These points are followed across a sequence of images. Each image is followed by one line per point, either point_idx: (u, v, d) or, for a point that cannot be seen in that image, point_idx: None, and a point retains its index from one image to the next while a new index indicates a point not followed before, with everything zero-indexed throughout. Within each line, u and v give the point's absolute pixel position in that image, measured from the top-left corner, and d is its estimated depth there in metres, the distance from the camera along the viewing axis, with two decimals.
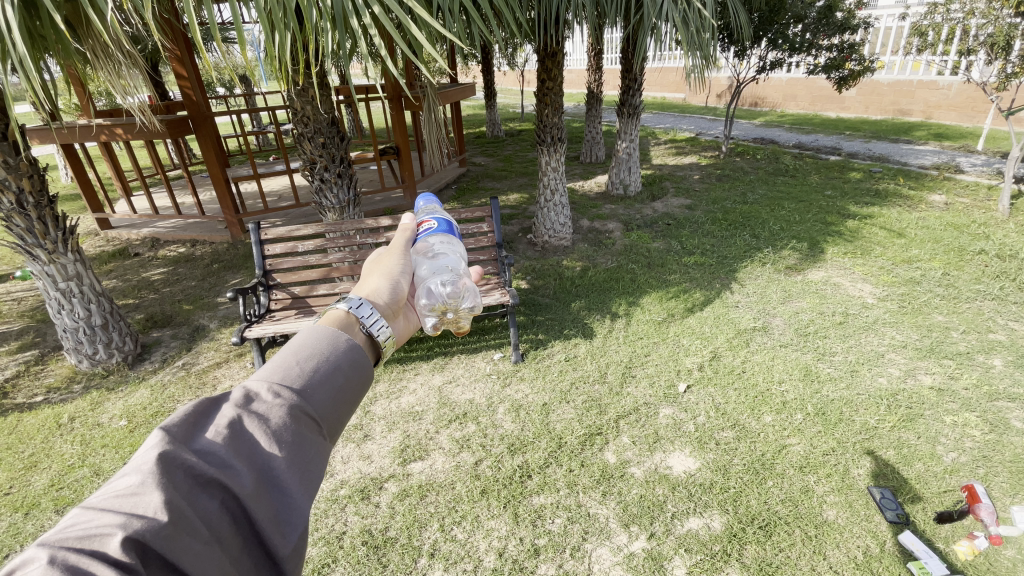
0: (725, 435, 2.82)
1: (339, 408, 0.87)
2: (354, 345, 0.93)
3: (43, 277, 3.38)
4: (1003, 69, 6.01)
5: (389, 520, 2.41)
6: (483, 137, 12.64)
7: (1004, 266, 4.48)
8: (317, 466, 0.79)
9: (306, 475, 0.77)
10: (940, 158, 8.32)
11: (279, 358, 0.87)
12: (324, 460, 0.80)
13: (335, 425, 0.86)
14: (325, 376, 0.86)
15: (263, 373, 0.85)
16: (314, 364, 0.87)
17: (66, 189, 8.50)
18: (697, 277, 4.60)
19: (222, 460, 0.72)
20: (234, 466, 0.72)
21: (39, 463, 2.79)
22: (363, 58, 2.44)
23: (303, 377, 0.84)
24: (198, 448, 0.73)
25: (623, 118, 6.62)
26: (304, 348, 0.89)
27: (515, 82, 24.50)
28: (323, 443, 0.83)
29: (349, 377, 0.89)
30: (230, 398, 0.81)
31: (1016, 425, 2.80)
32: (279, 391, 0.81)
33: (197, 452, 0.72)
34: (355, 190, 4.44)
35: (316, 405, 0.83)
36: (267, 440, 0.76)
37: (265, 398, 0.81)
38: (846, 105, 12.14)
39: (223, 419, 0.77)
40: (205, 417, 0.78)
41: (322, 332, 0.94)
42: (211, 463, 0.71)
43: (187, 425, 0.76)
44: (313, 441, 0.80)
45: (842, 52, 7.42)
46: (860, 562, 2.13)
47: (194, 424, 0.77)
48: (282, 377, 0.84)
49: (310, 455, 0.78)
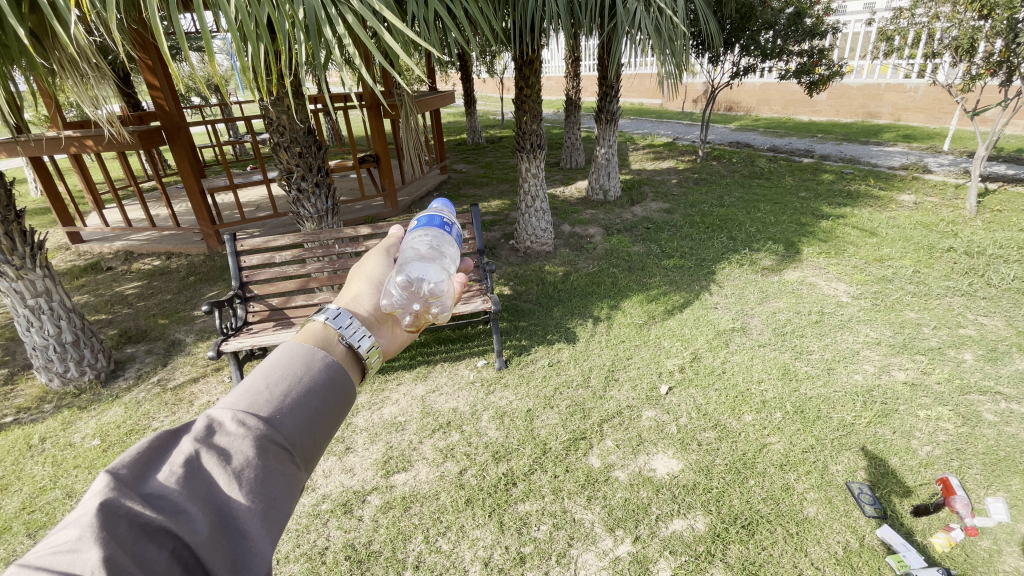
0: (706, 436, 2.85)
1: (311, 434, 0.85)
2: (329, 364, 0.93)
3: (10, 294, 3.28)
4: (968, 71, 6.18)
5: (373, 534, 2.38)
6: (463, 144, 12.65)
7: (972, 263, 4.62)
8: (283, 503, 0.77)
9: (270, 513, 0.76)
10: (909, 159, 8.55)
11: (247, 383, 0.85)
12: (291, 492, 0.79)
13: (307, 451, 0.85)
14: (295, 402, 0.85)
15: (229, 401, 0.83)
16: (284, 389, 0.86)
17: (36, 203, 8.28)
18: (676, 279, 4.65)
19: (174, 505, 0.70)
20: (188, 510, 0.70)
21: (7, 486, 2.69)
22: (338, 67, 2.41)
23: (272, 403, 0.83)
24: (149, 492, 0.70)
25: (601, 124, 6.69)
26: (274, 370, 0.88)
27: (494, 90, 24.64)
28: (294, 472, 0.82)
29: (323, 401, 0.88)
30: (191, 430, 0.79)
31: (989, 418, 2.88)
32: (244, 420, 0.80)
33: (148, 497, 0.70)
34: (333, 199, 4.40)
35: (285, 433, 0.82)
36: (227, 478, 0.74)
37: (229, 429, 0.80)
38: (818, 108, 12.46)
39: (180, 457, 0.75)
40: (160, 456, 0.76)
41: (296, 353, 0.93)
42: (162, 509, 0.69)
43: (142, 465, 0.74)
44: (281, 474, 0.79)
45: (812, 57, 7.61)
46: (840, 558, 2.16)
47: (149, 463, 0.75)
48: (249, 405, 0.82)
49: (275, 492, 0.76)
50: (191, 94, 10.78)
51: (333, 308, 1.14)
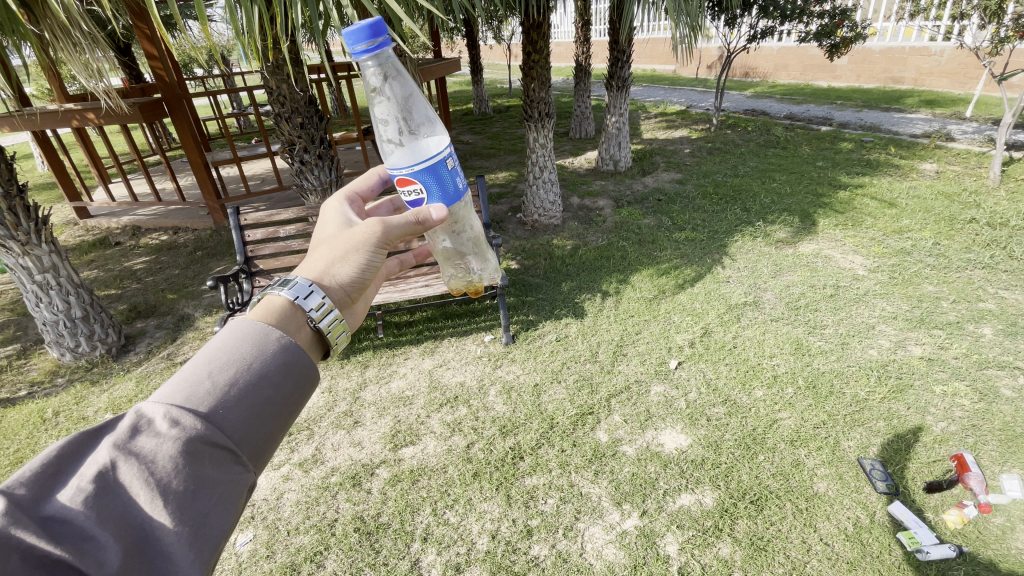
0: (716, 411, 2.82)
1: (256, 429, 0.83)
2: (283, 347, 0.90)
3: (18, 270, 3.29)
4: (997, 33, 5.86)
5: (381, 506, 2.40)
6: (470, 113, 12.39)
7: (995, 234, 4.47)
8: (218, 514, 0.74)
9: (201, 528, 0.72)
10: (931, 125, 8.24)
11: (186, 372, 0.82)
12: (228, 497, 0.76)
13: (252, 448, 0.83)
14: (241, 392, 0.82)
15: (162, 396, 0.79)
16: (228, 377, 0.82)
17: (45, 178, 8.33)
18: (688, 252, 4.57)
19: (81, 530, 0.66)
20: (97, 536, 0.66)
21: (23, 459, 2.75)
22: (338, 30, 2.27)
23: (214, 397, 0.80)
24: (53, 514, 0.66)
25: (612, 91, 6.46)
26: (219, 356, 0.85)
27: (502, 57, 23.99)
28: (238, 471, 0.79)
29: (277, 389, 0.86)
30: (114, 432, 0.75)
31: (1006, 394, 2.81)
32: (176, 420, 0.76)
33: (49, 522, 0.65)
34: (337, 171, 4.33)
35: (227, 430, 0.79)
36: (149, 491, 0.70)
37: (158, 429, 0.76)
38: (837, 73, 12.02)
39: (94, 469, 0.71)
40: (76, 464, 0.72)
41: (246, 332, 0.89)
42: (65, 536, 0.65)
43: (48, 478, 0.69)
44: (217, 478, 0.75)
45: (834, 18, 7.25)
46: (850, 533, 2.14)
47: (58, 475, 0.71)
48: (186, 400, 0.78)
49: (208, 502, 0.73)
50: (193, 64, 10.62)
51: (302, 284, 1.08)
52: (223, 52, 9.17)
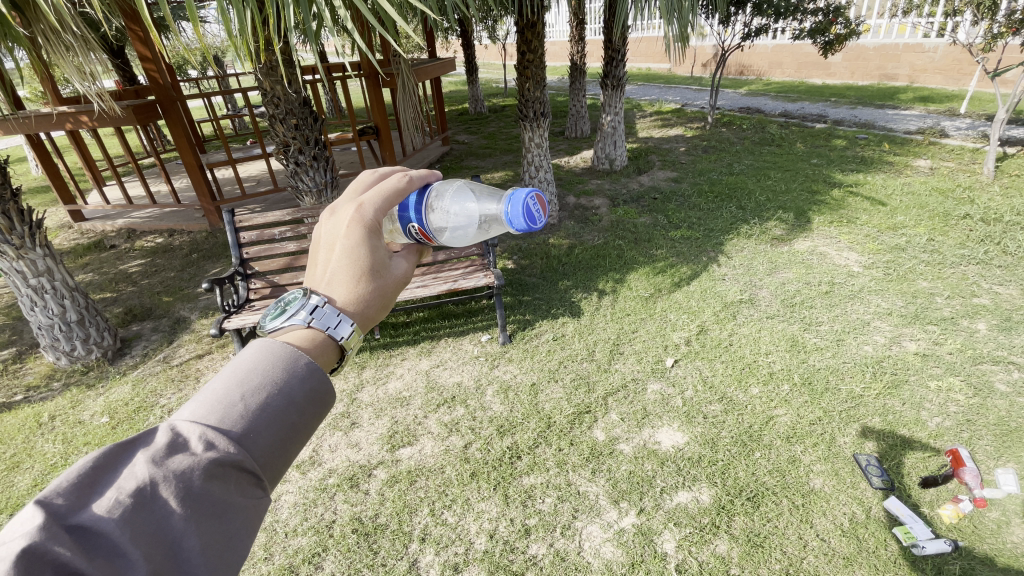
0: (712, 408, 2.83)
1: (282, 452, 0.80)
2: (313, 372, 0.86)
3: (12, 274, 3.27)
4: (989, 30, 5.88)
5: (378, 507, 2.40)
6: (466, 114, 12.39)
7: (989, 230, 4.49)
8: (243, 541, 0.71)
9: (225, 553, 0.69)
10: (925, 122, 8.28)
11: (219, 390, 0.78)
12: (252, 524, 0.73)
13: (276, 472, 0.80)
14: (274, 415, 0.78)
15: (196, 412, 0.76)
16: (261, 399, 0.78)
17: (39, 182, 8.32)
18: (684, 251, 4.58)
19: (113, 546, 0.62)
20: (127, 555, 0.62)
21: (19, 463, 2.75)
22: (332, 31, 2.26)
23: (246, 418, 0.76)
24: (84, 529, 0.63)
25: (607, 90, 6.46)
26: (252, 375, 0.81)
27: (498, 57, 23.97)
28: (261, 497, 0.76)
29: (303, 414, 0.82)
30: (147, 446, 0.72)
31: (1001, 388, 2.83)
32: (211, 441, 0.73)
33: (80, 536, 0.62)
34: (332, 172, 4.33)
35: (256, 456, 0.76)
36: (179, 512, 0.67)
37: (191, 449, 0.72)
38: (832, 71, 12.06)
39: (128, 485, 0.67)
40: (108, 476, 0.69)
41: (279, 353, 0.86)
42: (95, 553, 0.61)
43: (82, 490, 0.66)
44: (243, 504, 0.72)
45: (828, 16, 7.26)
46: (846, 529, 2.15)
47: (90, 488, 0.67)
48: (219, 419, 0.75)
49: (233, 527, 0.70)
50: (188, 66, 10.61)
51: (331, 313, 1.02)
52: (217, 53, 9.15)
